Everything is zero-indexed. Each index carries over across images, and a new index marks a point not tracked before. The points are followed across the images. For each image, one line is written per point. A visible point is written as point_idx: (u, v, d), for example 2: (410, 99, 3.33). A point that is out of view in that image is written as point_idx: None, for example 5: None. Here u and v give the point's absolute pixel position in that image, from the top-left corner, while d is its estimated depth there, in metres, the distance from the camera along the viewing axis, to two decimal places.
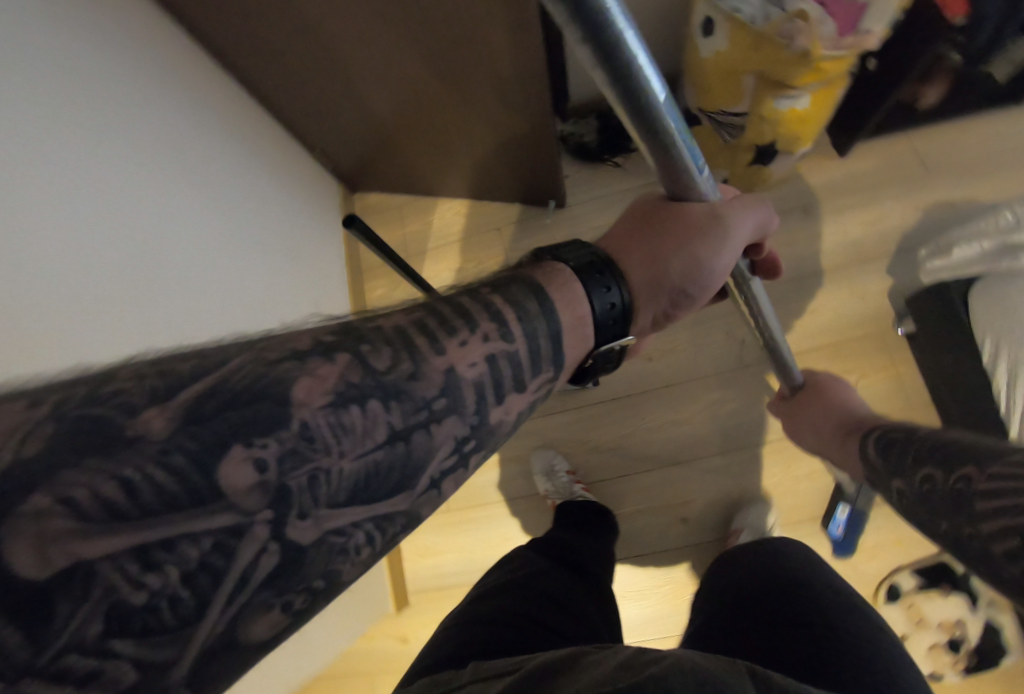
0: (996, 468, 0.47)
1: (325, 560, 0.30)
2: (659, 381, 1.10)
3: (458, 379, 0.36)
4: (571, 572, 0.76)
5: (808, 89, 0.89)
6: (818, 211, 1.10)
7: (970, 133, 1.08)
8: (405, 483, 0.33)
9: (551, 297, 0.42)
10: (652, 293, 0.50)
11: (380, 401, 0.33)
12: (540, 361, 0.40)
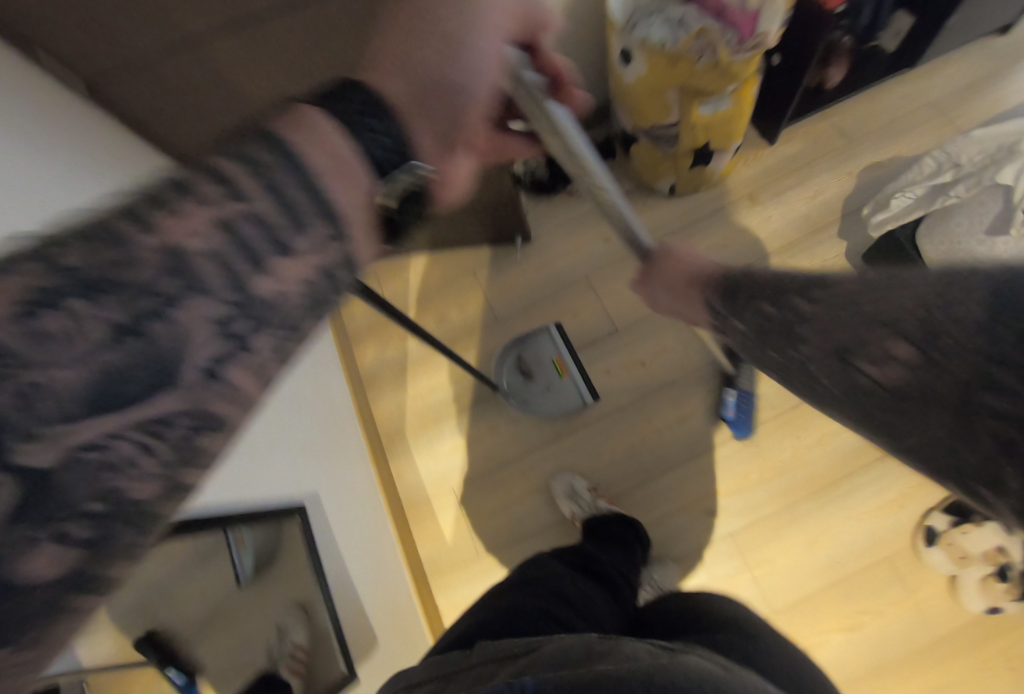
0: (825, 286, 0.37)
1: (86, 483, 0.22)
2: (658, 382, 1.13)
3: (222, 251, 0.26)
4: (599, 587, 0.78)
5: (726, 92, 0.98)
6: (763, 196, 1.18)
7: (878, 101, 1.19)
8: (156, 383, 0.24)
9: (294, 138, 0.30)
10: (429, 110, 0.38)
11: (85, 298, 0.23)
12: (316, 217, 0.30)
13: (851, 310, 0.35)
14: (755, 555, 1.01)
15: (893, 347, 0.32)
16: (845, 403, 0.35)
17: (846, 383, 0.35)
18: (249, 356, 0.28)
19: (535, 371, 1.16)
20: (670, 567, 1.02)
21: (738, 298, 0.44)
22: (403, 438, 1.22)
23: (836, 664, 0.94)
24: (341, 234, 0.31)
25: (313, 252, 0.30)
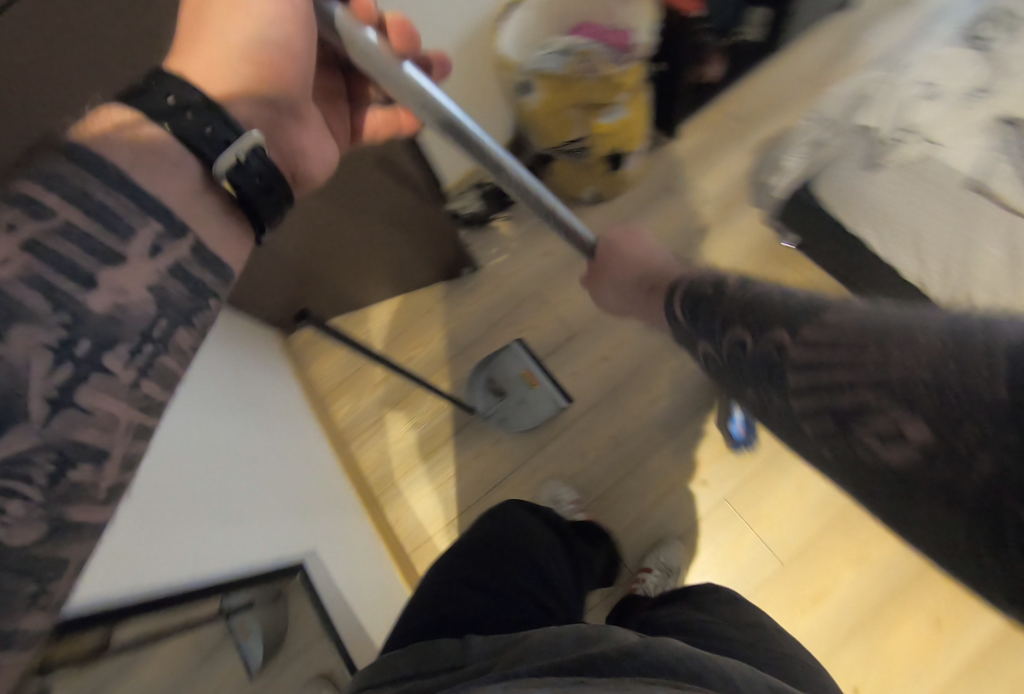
0: (816, 323, 0.34)
1: None
2: (624, 371, 1.18)
3: (38, 272, 0.26)
4: (567, 560, 0.87)
5: (620, 101, 1.09)
6: (677, 185, 1.29)
7: (753, 86, 1.34)
8: (10, 412, 0.24)
9: (93, 140, 0.29)
10: (248, 82, 0.36)
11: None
12: (140, 217, 0.29)
13: (838, 368, 0.32)
14: (752, 512, 1.04)
15: (903, 424, 0.28)
16: (841, 465, 0.33)
17: (842, 447, 0.32)
18: (102, 377, 0.27)
19: (507, 388, 1.20)
20: (676, 543, 1.04)
21: (713, 320, 0.43)
22: (394, 483, 1.22)
23: (852, 600, 0.97)
24: (180, 231, 0.31)
25: (158, 262, 0.30)
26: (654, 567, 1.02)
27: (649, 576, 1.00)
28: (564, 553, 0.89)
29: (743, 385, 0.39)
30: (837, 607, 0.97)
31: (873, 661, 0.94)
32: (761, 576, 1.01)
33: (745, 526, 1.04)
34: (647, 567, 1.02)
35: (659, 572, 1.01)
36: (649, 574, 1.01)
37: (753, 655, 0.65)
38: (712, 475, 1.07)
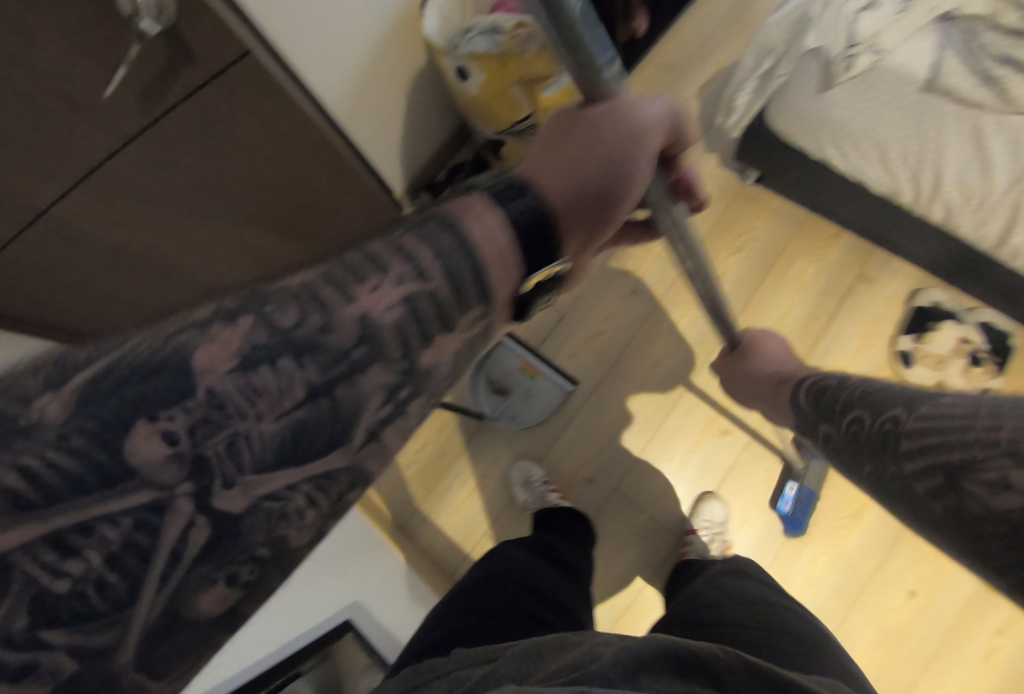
0: (925, 409, 0.50)
1: (264, 526, 0.27)
2: (623, 342, 1.16)
3: (381, 325, 0.30)
4: (563, 574, 0.90)
5: (560, 70, 1.04)
6: None
7: (679, 32, 1.33)
8: (340, 436, 0.29)
9: (468, 222, 0.33)
10: (585, 212, 0.40)
11: (295, 358, 0.28)
12: (477, 296, 0.33)
13: (952, 449, 0.45)
14: (779, 449, 1.05)
15: (1009, 476, 0.41)
16: (947, 519, 0.46)
17: (950, 499, 0.45)
18: (399, 421, 0.31)
19: (508, 384, 1.16)
20: (719, 499, 1.04)
21: (835, 407, 0.61)
22: (416, 508, 1.17)
23: (888, 509, 1.00)
24: (488, 306, 0.34)
25: (468, 332, 0.33)
26: (703, 529, 1.02)
27: (696, 538, 1.00)
28: (558, 570, 0.90)
29: (847, 455, 0.57)
30: (876, 520, 1.00)
31: (919, 561, 0.98)
32: (802, 508, 1.02)
33: (775, 465, 1.05)
34: (695, 529, 1.02)
35: (707, 533, 1.01)
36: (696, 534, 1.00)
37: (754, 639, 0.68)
38: (732, 422, 1.07)
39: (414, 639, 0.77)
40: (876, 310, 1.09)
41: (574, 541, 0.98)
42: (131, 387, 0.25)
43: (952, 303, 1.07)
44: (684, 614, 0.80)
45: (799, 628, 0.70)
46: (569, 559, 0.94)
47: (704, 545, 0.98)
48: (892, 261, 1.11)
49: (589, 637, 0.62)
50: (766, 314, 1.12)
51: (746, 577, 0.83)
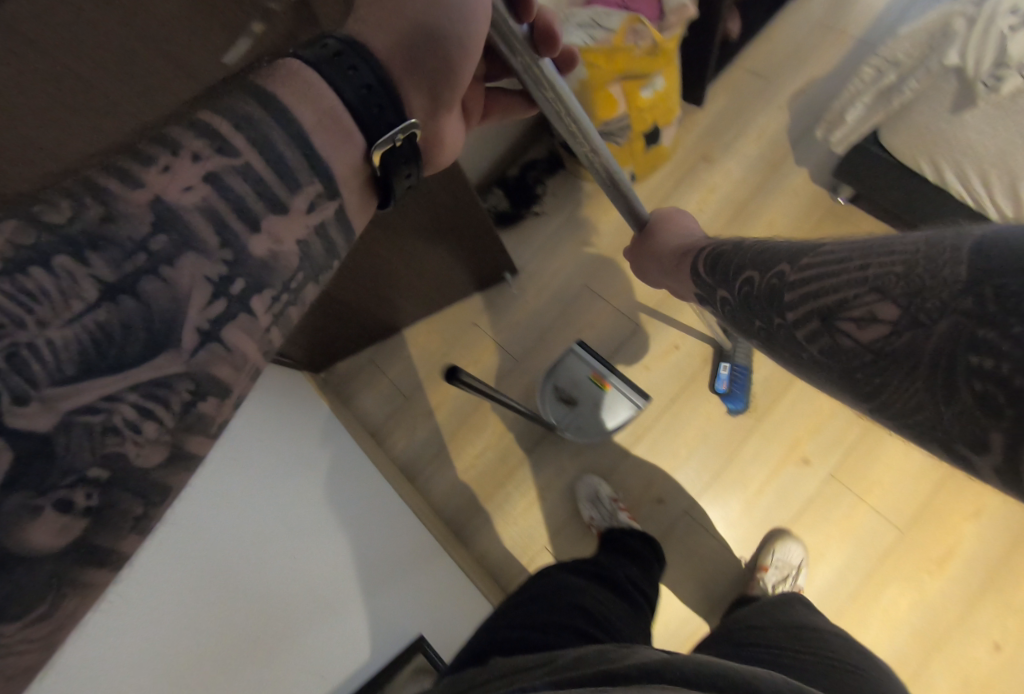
0: (811, 259, 0.35)
1: (88, 444, 0.25)
2: (698, 359, 1.12)
3: (215, 203, 0.29)
4: (616, 595, 0.79)
5: (659, 71, 1.01)
6: (715, 152, 1.22)
7: (774, 37, 1.27)
8: (159, 343, 0.27)
9: (285, 96, 0.31)
10: (418, 67, 0.38)
11: (69, 255, 0.26)
12: (308, 177, 0.32)
13: (831, 280, 0.33)
14: (860, 482, 1.01)
15: (876, 307, 0.30)
16: (824, 368, 0.34)
17: (826, 343, 0.33)
18: (238, 319, 0.30)
19: (576, 394, 1.11)
20: (793, 539, 0.99)
21: (727, 269, 0.44)
22: (471, 515, 1.13)
23: (975, 555, 0.95)
24: (334, 194, 0.33)
25: (304, 222, 0.32)
26: (772, 567, 0.97)
27: (766, 577, 0.95)
28: (611, 592, 0.79)
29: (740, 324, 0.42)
30: (963, 567, 0.95)
31: (1008, 613, 0.93)
32: (882, 546, 0.98)
33: (856, 498, 1.01)
34: (765, 567, 0.97)
35: (777, 574, 0.95)
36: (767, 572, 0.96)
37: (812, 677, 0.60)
38: (813, 452, 1.03)
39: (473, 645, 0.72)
40: None
41: (642, 566, 0.90)
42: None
43: None
44: (730, 635, 0.75)
45: (856, 653, 0.66)
46: (639, 586, 0.85)
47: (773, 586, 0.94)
48: None
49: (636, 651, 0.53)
50: None
51: (787, 603, 0.79)
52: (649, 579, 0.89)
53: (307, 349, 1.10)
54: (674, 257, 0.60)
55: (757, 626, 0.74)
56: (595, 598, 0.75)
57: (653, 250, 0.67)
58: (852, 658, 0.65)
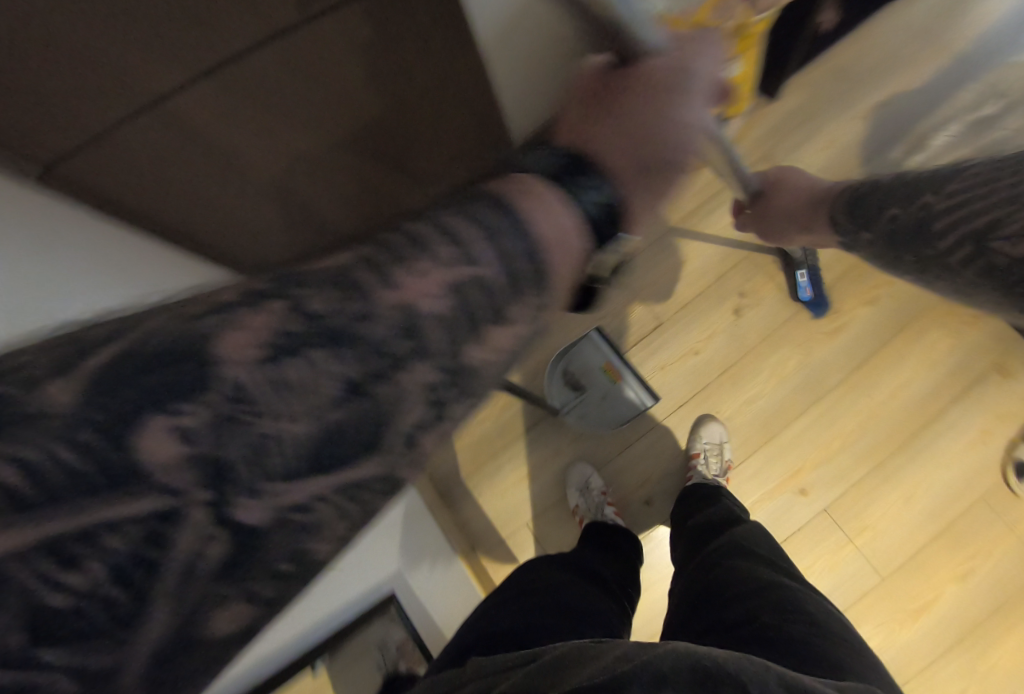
0: (952, 188, 0.59)
1: (286, 542, 0.25)
2: (717, 369, 1.08)
3: (333, 316, 0.27)
4: (602, 589, 0.80)
5: (741, 55, 0.91)
6: (779, 155, 1.15)
7: (869, 33, 1.16)
8: (374, 442, 0.27)
9: (527, 207, 0.35)
10: (647, 176, 0.46)
11: (320, 347, 0.26)
12: (531, 285, 0.33)
13: (977, 200, 0.57)
14: (856, 523, 0.99)
15: (1021, 236, 0.52)
16: (971, 275, 0.56)
17: (979, 263, 0.55)
18: (395, 413, 0.28)
19: (585, 382, 1.09)
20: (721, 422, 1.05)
21: (868, 206, 0.69)
22: (458, 483, 1.13)
23: (954, 615, 0.95)
24: (537, 284, 0.33)
25: (523, 324, 0.32)
26: (703, 450, 1.03)
27: (700, 462, 1.01)
28: (600, 590, 0.79)
29: (884, 249, 0.66)
30: (937, 622, 0.95)
31: (970, 672, 0.94)
32: (863, 589, 0.97)
33: (846, 537, 0.99)
34: (698, 452, 1.03)
35: (709, 457, 1.02)
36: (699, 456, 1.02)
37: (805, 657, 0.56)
38: (812, 485, 1.01)
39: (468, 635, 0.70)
40: (1003, 406, 0.99)
41: (616, 559, 0.90)
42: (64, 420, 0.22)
43: None
44: (695, 588, 0.73)
45: (823, 615, 0.63)
46: (611, 578, 0.85)
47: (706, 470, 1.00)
48: None
49: (605, 648, 0.52)
50: (882, 381, 1.02)
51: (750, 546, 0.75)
52: (621, 569, 0.89)
53: None
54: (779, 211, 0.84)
55: (723, 580, 0.70)
56: (580, 592, 0.75)
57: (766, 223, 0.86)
58: (815, 619, 0.62)
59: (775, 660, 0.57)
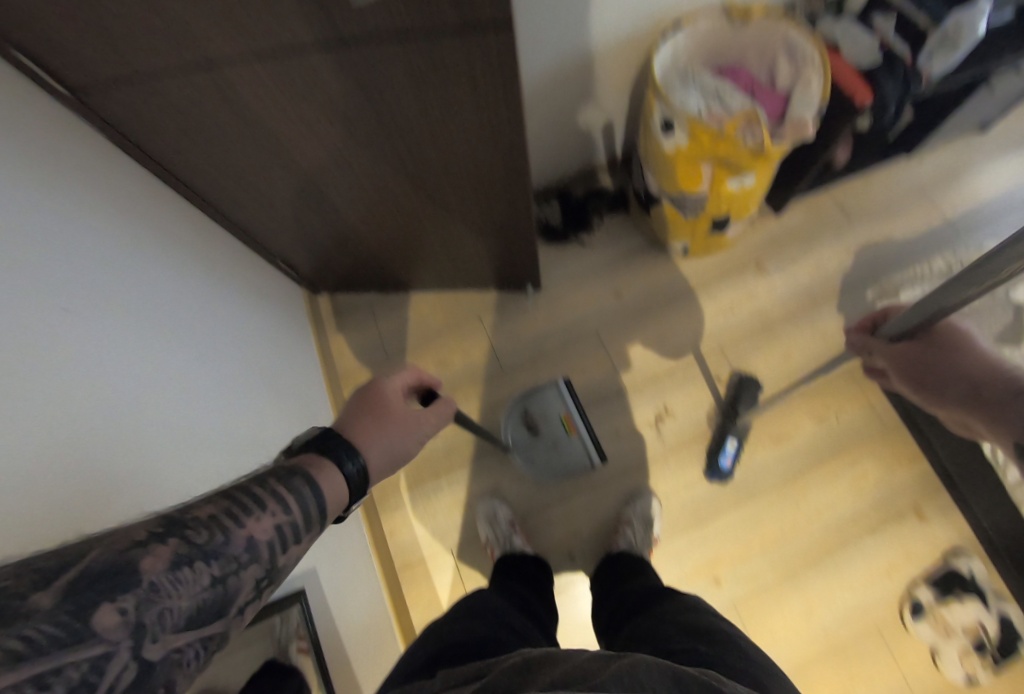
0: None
1: (166, 674, 0.35)
2: (664, 445, 1.14)
3: (230, 508, 0.43)
4: (529, 617, 0.77)
5: (756, 170, 0.98)
6: (770, 264, 1.23)
7: (873, 182, 1.27)
8: (223, 610, 0.40)
9: (307, 471, 0.51)
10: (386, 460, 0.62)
11: (246, 559, 0.42)
12: (315, 520, 0.49)
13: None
14: (756, 623, 1.03)
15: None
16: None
17: None
18: (237, 578, 0.41)
19: (541, 426, 1.11)
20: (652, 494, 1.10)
21: None
22: (397, 492, 1.14)
23: None
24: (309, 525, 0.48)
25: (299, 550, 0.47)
26: (635, 520, 1.07)
27: (630, 529, 1.05)
28: (523, 614, 0.77)
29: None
30: None
31: None
32: None
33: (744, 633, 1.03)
34: (629, 520, 1.07)
35: (639, 525, 1.06)
36: (629, 525, 1.06)
37: (738, 659, 0.56)
38: (726, 575, 1.06)
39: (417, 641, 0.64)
40: (915, 547, 1.03)
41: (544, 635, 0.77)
42: (91, 592, 0.33)
43: (984, 580, 1.00)
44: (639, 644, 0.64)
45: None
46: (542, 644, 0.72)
47: (637, 537, 1.03)
48: (953, 509, 1.05)
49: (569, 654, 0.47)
50: (811, 495, 1.08)
51: (682, 605, 0.69)
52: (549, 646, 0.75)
53: (310, 268, 1.16)
54: (913, 359, 0.69)
55: (660, 631, 0.63)
56: (522, 624, 0.71)
57: (891, 353, 0.71)
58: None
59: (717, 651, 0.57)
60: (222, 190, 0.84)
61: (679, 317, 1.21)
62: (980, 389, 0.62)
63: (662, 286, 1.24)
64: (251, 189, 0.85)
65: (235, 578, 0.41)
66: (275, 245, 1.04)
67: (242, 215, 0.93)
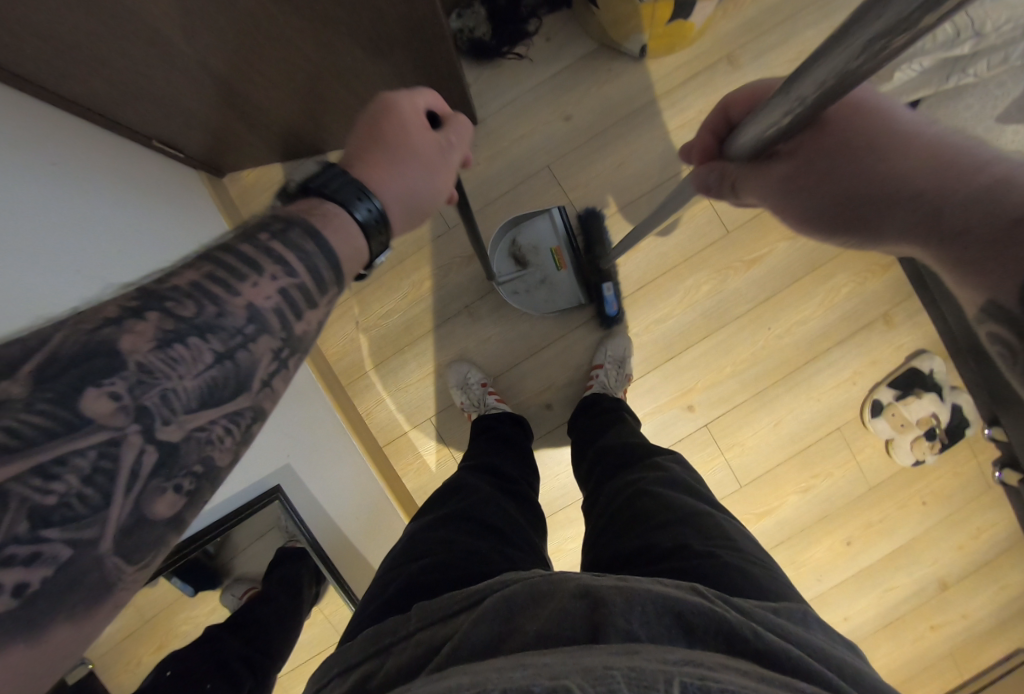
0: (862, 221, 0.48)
1: (197, 450, 0.35)
2: (634, 282, 1.08)
3: (212, 272, 0.38)
4: (508, 496, 0.78)
5: None
6: (744, 56, 1.04)
7: None
8: (245, 385, 0.37)
9: (319, 223, 0.43)
10: (413, 203, 0.53)
11: (253, 328, 0.37)
12: (331, 276, 0.42)
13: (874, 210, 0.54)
14: (727, 440, 1.08)
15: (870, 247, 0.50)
16: None
17: None
18: (249, 350, 0.37)
19: (530, 261, 1.05)
20: (624, 335, 1.07)
21: None
22: (364, 373, 1.10)
23: (793, 512, 1.07)
24: (339, 281, 0.43)
25: (320, 316, 0.41)
26: (606, 363, 1.05)
27: (602, 372, 1.04)
28: (505, 496, 0.77)
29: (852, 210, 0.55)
30: (773, 523, 1.08)
31: (788, 563, 1.08)
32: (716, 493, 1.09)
33: (715, 450, 1.09)
34: (600, 364, 1.06)
35: (611, 367, 1.04)
36: (602, 368, 1.05)
37: (729, 553, 0.57)
38: (699, 402, 1.08)
39: (400, 555, 0.65)
40: (881, 352, 1.05)
41: (527, 511, 0.77)
42: (65, 380, 0.31)
43: (943, 376, 1.03)
44: (622, 519, 0.67)
45: (772, 583, 0.55)
46: (526, 525, 0.73)
47: (610, 378, 1.03)
48: (921, 313, 1.04)
49: (561, 579, 0.47)
50: (783, 315, 1.06)
51: (671, 477, 0.70)
52: (529, 520, 0.76)
53: (201, 146, 0.99)
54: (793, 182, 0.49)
55: (645, 508, 0.65)
56: (502, 512, 0.71)
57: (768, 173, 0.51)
58: (758, 581, 0.54)
59: (701, 542, 0.59)
60: (45, 64, 0.65)
61: (641, 138, 1.06)
62: (928, 193, 0.41)
63: (618, 100, 1.06)
64: (81, 58, 0.66)
65: (251, 355, 0.37)
66: (139, 121, 0.84)
67: (85, 91, 0.73)
